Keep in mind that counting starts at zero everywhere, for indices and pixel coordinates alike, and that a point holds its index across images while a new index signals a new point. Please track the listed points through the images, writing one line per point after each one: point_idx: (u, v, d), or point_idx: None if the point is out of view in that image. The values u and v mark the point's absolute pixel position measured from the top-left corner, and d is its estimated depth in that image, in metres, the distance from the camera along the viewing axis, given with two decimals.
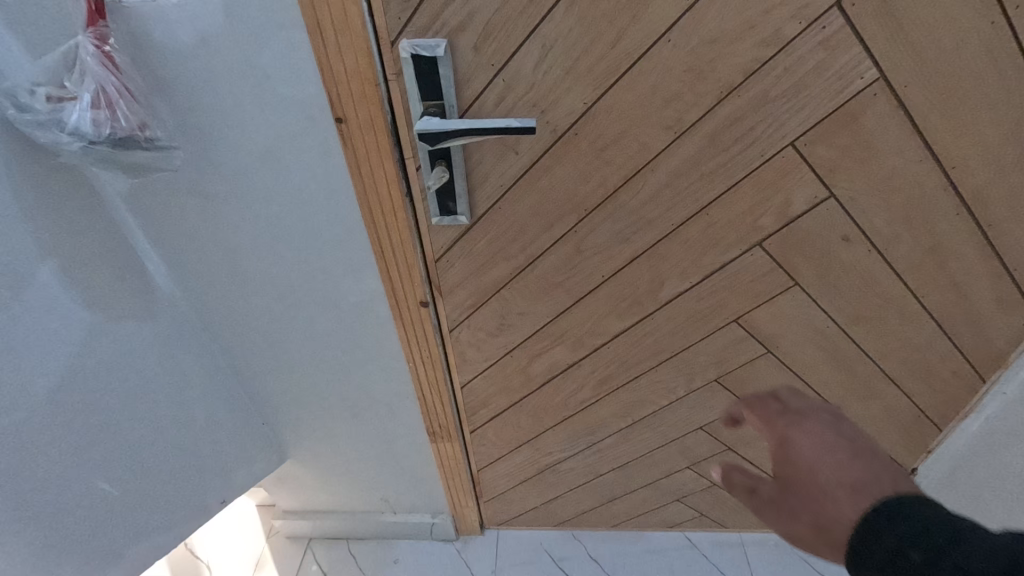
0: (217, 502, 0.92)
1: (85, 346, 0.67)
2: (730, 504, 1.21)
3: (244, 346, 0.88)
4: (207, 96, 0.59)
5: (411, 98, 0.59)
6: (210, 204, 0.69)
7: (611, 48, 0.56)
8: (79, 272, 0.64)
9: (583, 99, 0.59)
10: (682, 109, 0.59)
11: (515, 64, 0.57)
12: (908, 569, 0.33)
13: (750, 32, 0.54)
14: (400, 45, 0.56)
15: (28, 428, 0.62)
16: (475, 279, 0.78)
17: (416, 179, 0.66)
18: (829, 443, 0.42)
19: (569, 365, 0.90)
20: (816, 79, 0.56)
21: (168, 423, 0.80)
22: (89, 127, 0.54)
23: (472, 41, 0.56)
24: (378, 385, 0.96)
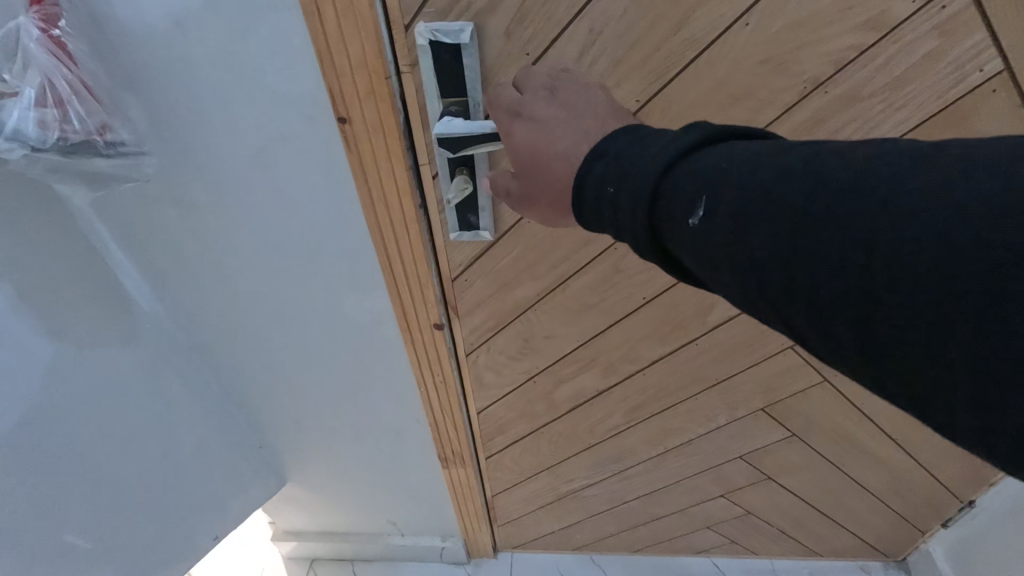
0: (209, 538, 0.84)
1: (48, 379, 0.58)
2: (764, 533, 1.12)
3: (238, 367, 0.79)
4: (183, 91, 0.49)
5: (428, 95, 0.49)
6: (193, 215, 0.60)
7: (672, 35, 0.47)
8: (39, 296, 0.55)
9: (635, 96, 0.50)
10: (754, 109, 0.50)
11: (554, 53, 0.48)
12: (603, 201, 0.32)
13: (849, 14, 0.44)
14: (416, 30, 0.47)
15: None
16: (497, 299, 0.69)
17: (432, 189, 0.56)
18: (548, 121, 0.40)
19: (599, 391, 0.82)
20: (924, 72, 0.46)
21: (152, 458, 0.72)
22: (34, 129, 0.44)
23: (504, 26, 0.47)
24: (386, 409, 0.87)
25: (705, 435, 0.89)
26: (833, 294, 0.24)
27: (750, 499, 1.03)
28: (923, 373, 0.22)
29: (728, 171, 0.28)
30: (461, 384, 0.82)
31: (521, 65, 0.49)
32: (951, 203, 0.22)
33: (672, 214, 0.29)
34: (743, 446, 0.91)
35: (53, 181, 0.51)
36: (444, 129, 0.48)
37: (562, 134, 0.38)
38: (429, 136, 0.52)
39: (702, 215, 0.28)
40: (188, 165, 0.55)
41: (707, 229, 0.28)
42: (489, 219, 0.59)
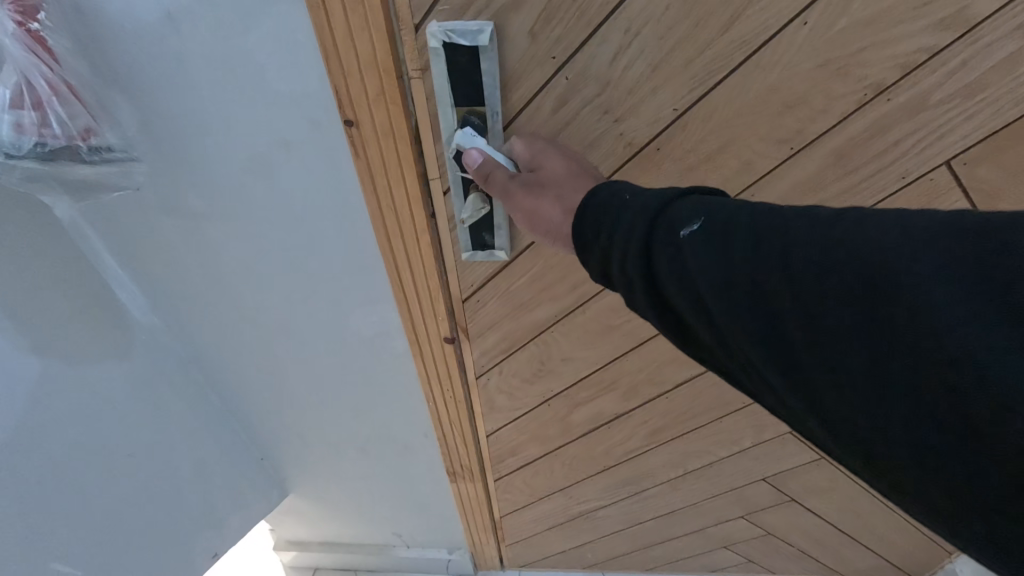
0: (208, 555, 0.81)
1: (36, 399, 0.55)
2: (784, 552, 1.08)
3: (236, 379, 0.75)
4: (177, 91, 0.45)
5: (443, 103, 0.46)
6: (189, 224, 0.56)
7: (718, 35, 0.43)
8: (25, 311, 0.52)
9: (672, 105, 0.47)
10: (807, 118, 0.47)
11: (585, 55, 0.44)
12: (609, 207, 0.35)
13: (923, 12, 0.41)
14: (428, 30, 0.43)
15: None
16: (512, 320, 0.65)
17: (444, 205, 0.53)
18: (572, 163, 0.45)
19: (616, 415, 0.79)
20: (1003, 78, 0.43)
21: (149, 475, 0.68)
22: (9, 133, 0.41)
23: (529, 25, 0.43)
24: (393, 422, 0.83)
25: (729, 457, 0.85)
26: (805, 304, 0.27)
27: (772, 520, 0.99)
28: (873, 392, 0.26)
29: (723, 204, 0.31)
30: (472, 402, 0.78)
31: (546, 69, 0.45)
32: (918, 247, 0.25)
33: (667, 228, 0.31)
34: (768, 468, 0.87)
35: (34, 192, 0.47)
36: (467, 144, 0.46)
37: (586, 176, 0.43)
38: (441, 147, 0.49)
39: (693, 229, 0.30)
40: (184, 171, 0.51)
41: (701, 247, 0.30)
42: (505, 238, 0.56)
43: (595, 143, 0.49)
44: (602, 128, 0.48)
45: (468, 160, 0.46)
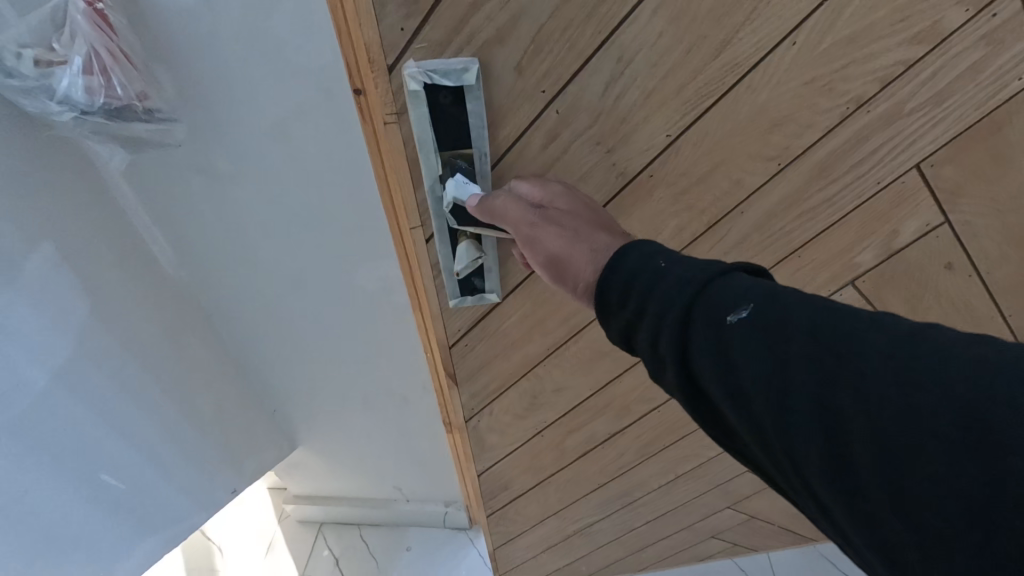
0: (228, 491, 0.90)
1: (85, 337, 0.62)
2: (764, 533, 1.17)
3: (253, 335, 0.83)
4: (212, 64, 0.53)
5: (427, 151, 0.53)
6: (217, 183, 0.64)
7: (707, 64, 0.50)
8: (78, 255, 0.59)
9: (665, 130, 0.54)
10: (794, 133, 0.54)
11: (576, 87, 0.51)
12: (645, 274, 0.36)
13: (903, 26, 0.47)
14: (408, 73, 0.49)
15: (24, 424, 0.58)
16: (501, 359, 0.75)
17: (428, 254, 0.61)
18: (582, 206, 0.50)
19: (611, 434, 0.89)
20: (970, 83, 0.50)
21: (178, 415, 0.77)
22: (82, 95, 0.49)
23: (515, 60, 0.49)
24: (394, 376, 0.92)
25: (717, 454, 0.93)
26: (850, 399, 0.27)
27: (753, 508, 1.08)
28: (908, 498, 0.25)
29: (775, 292, 0.32)
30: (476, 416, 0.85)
31: (535, 102, 0.52)
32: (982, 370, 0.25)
33: (713, 307, 0.32)
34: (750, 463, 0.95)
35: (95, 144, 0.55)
36: (462, 190, 0.53)
37: (602, 226, 0.48)
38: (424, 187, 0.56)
39: (740, 314, 0.31)
40: (216, 138, 0.59)
41: (748, 338, 0.30)
42: (495, 282, 0.64)
43: (587, 174, 0.56)
44: (595, 159, 0.55)
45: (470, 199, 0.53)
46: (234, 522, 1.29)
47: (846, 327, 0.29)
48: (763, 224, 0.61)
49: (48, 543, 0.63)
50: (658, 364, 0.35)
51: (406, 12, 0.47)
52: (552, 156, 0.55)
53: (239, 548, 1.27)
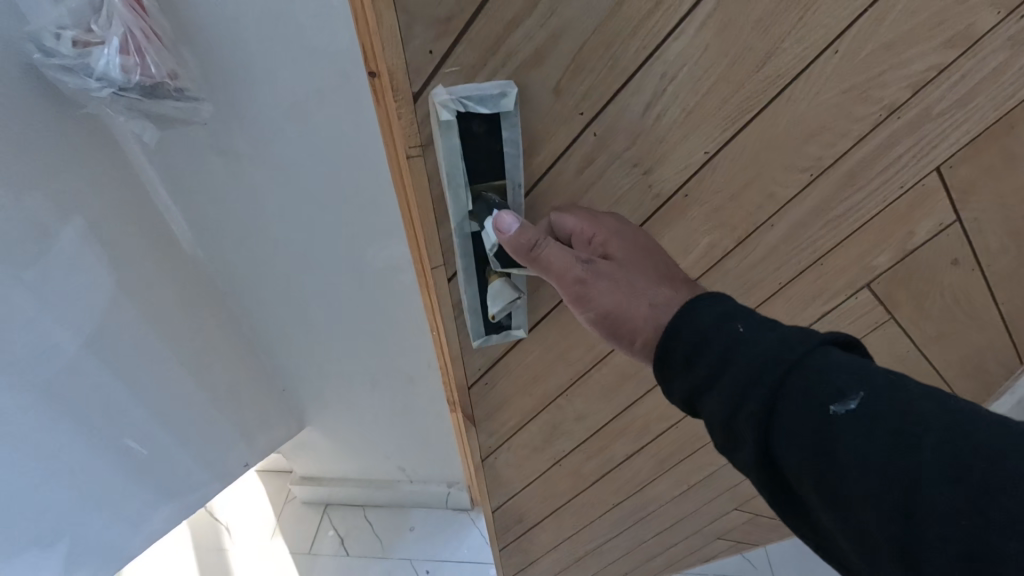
0: (242, 464, 0.94)
1: (111, 307, 0.65)
2: (764, 530, 1.23)
3: (267, 315, 0.86)
4: (234, 46, 0.56)
5: (456, 186, 0.51)
6: (237, 163, 0.66)
7: (749, 79, 0.51)
8: (105, 228, 0.62)
9: (704, 147, 0.55)
10: (828, 142, 0.56)
11: (616, 107, 0.51)
12: (721, 339, 0.39)
13: (938, 31, 0.50)
14: (438, 101, 0.47)
15: (56, 385, 0.60)
16: (525, 391, 0.78)
17: (451, 290, 0.61)
18: (637, 250, 0.50)
19: (628, 455, 0.92)
20: (989, 87, 0.54)
21: (195, 387, 0.80)
22: (119, 73, 0.52)
23: (553, 81, 0.49)
24: (402, 357, 0.96)
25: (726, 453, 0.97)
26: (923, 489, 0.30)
27: (759, 507, 1.12)
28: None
29: (858, 370, 0.35)
30: (501, 445, 0.87)
31: (574, 125, 0.52)
32: None
33: (796, 382, 0.35)
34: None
35: (126, 120, 0.59)
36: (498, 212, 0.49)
37: (660, 277, 0.48)
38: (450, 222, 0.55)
39: (825, 393, 0.34)
40: (238, 120, 0.62)
41: (846, 419, 0.33)
42: (521, 318, 0.66)
43: (623, 196, 0.57)
44: (631, 180, 0.56)
45: (502, 224, 0.48)
46: (245, 501, 1.36)
47: (928, 418, 0.32)
48: (793, 233, 0.64)
49: (71, 505, 0.66)
50: (729, 417, 0.37)
51: (437, 34, 0.45)
52: (587, 181, 0.56)
53: (245, 528, 1.33)
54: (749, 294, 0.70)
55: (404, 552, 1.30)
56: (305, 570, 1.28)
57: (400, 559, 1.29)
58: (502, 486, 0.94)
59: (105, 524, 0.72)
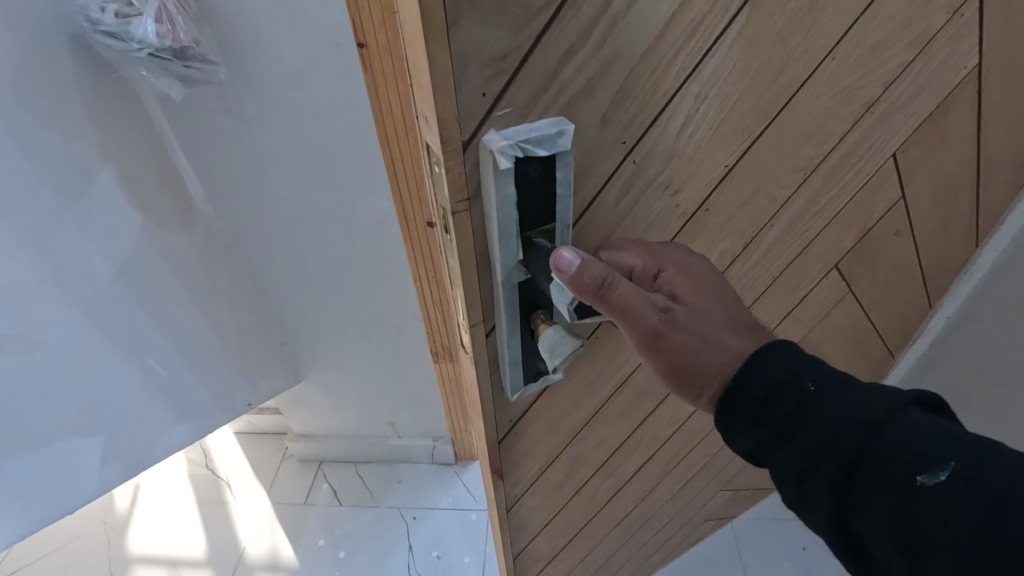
0: (245, 403, 1.06)
1: (138, 244, 0.75)
2: (741, 503, 1.28)
3: (267, 267, 0.97)
4: (244, 21, 0.67)
5: (507, 237, 0.40)
6: (245, 125, 0.77)
7: (765, 89, 0.47)
8: (131, 179, 0.72)
9: (724, 161, 0.50)
10: (818, 144, 0.56)
11: (656, 131, 0.43)
12: (799, 398, 0.41)
13: (905, 31, 0.51)
14: (490, 142, 0.36)
15: (96, 300, 0.71)
16: (548, 450, 0.67)
17: (484, 353, 0.48)
18: (704, 291, 0.48)
19: (634, 480, 0.87)
20: (934, 79, 0.57)
21: (205, 327, 0.90)
22: (154, 38, 0.64)
23: (603, 110, 0.40)
24: (389, 309, 1.07)
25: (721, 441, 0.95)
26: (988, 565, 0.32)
27: (739, 482, 1.16)
28: None
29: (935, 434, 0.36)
30: (524, 511, 0.75)
31: (615, 155, 0.43)
32: None
33: (871, 450, 0.37)
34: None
35: (159, 82, 0.69)
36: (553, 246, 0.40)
37: (732, 324, 0.47)
38: (488, 277, 0.43)
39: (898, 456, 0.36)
40: (247, 85, 0.73)
41: (932, 489, 0.35)
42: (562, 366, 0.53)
43: (654, 222, 0.50)
44: (663, 204, 0.49)
45: (560, 263, 0.39)
46: (245, 463, 1.48)
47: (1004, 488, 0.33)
48: (788, 230, 0.63)
49: (106, 411, 0.77)
50: (802, 473, 0.40)
51: (490, 74, 0.34)
52: (624, 211, 0.47)
53: (243, 481, 1.45)
54: (744, 296, 0.68)
55: (393, 501, 1.40)
56: (299, 516, 1.38)
57: (389, 507, 1.39)
58: (521, 549, 0.82)
59: (131, 434, 0.82)
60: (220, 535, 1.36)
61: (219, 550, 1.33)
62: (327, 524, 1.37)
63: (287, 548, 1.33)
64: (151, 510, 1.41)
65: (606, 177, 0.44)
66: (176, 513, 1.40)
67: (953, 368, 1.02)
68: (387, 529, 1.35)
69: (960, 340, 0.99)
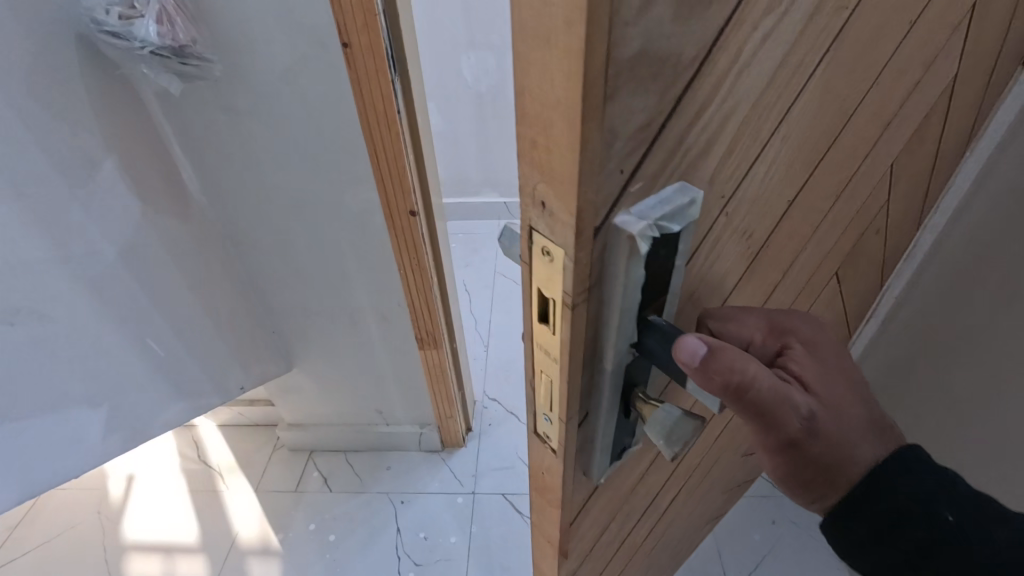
0: (237, 387, 1.12)
1: (140, 229, 0.81)
2: (734, 498, 1.29)
3: (258, 256, 1.02)
4: (238, 24, 0.73)
5: (625, 320, 0.34)
6: (237, 120, 0.83)
7: (825, 126, 0.45)
8: (131, 169, 0.79)
9: (785, 197, 0.47)
10: (850, 168, 0.55)
11: (745, 181, 0.39)
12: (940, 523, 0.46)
13: (924, 50, 0.51)
14: (629, 227, 0.29)
15: (102, 279, 0.77)
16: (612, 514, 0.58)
17: (570, 442, 0.40)
18: (828, 380, 0.48)
19: (666, 513, 0.83)
20: (932, 91, 0.58)
21: (200, 309, 0.96)
22: (156, 38, 0.70)
23: (711, 175, 0.35)
24: (374, 296, 1.11)
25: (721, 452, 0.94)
26: None
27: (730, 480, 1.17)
28: None
29: None
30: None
31: (713, 213, 0.38)
32: None
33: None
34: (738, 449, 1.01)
35: (157, 77, 0.75)
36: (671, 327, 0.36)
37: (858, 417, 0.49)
38: (593, 364, 0.36)
39: None
40: (240, 82, 0.79)
41: None
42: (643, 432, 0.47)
43: (727, 268, 0.46)
44: (737, 251, 0.46)
45: (692, 355, 0.36)
46: (237, 455, 1.53)
47: None
48: (815, 249, 0.62)
49: (110, 384, 0.83)
50: None
51: (633, 147, 0.27)
52: (708, 267, 0.43)
53: (233, 472, 1.49)
54: None
55: (382, 487, 1.45)
56: (290, 504, 1.42)
57: (378, 492, 1.44)
58: None
59: (131, 407, 0.88)
60: (213, 523, 1.40)
61: (212, 537, 1.37)
62: (318, 509, 1.41)
63: (279, 533, 1.37)
64: (145, 501, 1.45)
65: (704, 237, 0.39)
66: (169, 504, 1.44)
67: (904, 345, 1.09)
68: (376, 513, 1.40)
69: (909, 317, 1.06)
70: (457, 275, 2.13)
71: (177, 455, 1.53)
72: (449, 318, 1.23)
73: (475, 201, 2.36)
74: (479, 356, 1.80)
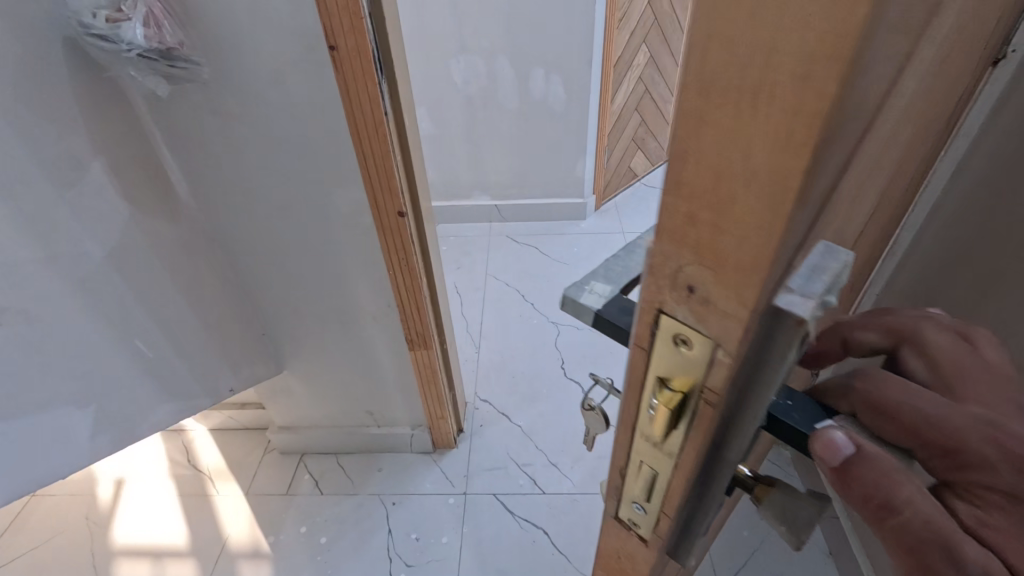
0: (227, 389, 1.12)
1: (127, 230, 0.82)
2: None
3: (248, 258, 1.03)
4: (224, 27, 0.74)
5: (761, 402, 0.33)
6: (226, 122, 0.84)
7: (903, 155, 0.43)
8: (119, 170, 0.79)
9: (867, 228, 0.45)
10: (899, 187, 0.54)
11: (851, 222, 0.37)
12: None
13: (965, 64, 0.50)
14: (798, 321, 0.27)
15: (90, 280, 0.77)
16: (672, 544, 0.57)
17: (675, 502, 0.41)
18: None
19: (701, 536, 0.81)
20: (955, 101, 0.58)
21: (189, 310, 0.97)
22: (143, 40, 0.70)
23: (838, 225, 0.32)
24: (366, 298, 1.11)
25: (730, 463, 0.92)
26: None
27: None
28: None
29: None
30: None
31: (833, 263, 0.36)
32: None
33: None
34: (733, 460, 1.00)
35: (144, 78, 0.75)
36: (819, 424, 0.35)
37: None
38: (717, 441, 0.36)
39: None
40: (227, 83, 0.79)
41: None
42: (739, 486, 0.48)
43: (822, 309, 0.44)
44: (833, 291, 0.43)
45: (825, 452, 0.34)
46: (227, 458, 1.53)
47: None
48: (861, 268, 0.61)
49: (97, 385, 0.83)
50: None
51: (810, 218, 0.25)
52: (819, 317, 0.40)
53: (223, 476, 1.49)
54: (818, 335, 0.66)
55: (373, 488, 1.45)
56: (281, 507, 1.42)
57: (370, 494, 1.44)
58: None
59: (118, 408, 0.88)
60: (202, 526, 1.39)
61: (202, 540, 1.37)
62: (309, 512, 1.41)
63: (269, 536, 1.37)
64: (135, 505, 1.44)
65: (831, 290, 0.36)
66: (160, 508, 1.43)
67: None
68: (368, 514, 1.40)
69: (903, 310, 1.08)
70: (448, 277, 2.15)
71: (165, 459, 1.52)
72: (438, 319, 1.24)
73: (467, 204, 2.37)
74: (471, 357, 1.81)
